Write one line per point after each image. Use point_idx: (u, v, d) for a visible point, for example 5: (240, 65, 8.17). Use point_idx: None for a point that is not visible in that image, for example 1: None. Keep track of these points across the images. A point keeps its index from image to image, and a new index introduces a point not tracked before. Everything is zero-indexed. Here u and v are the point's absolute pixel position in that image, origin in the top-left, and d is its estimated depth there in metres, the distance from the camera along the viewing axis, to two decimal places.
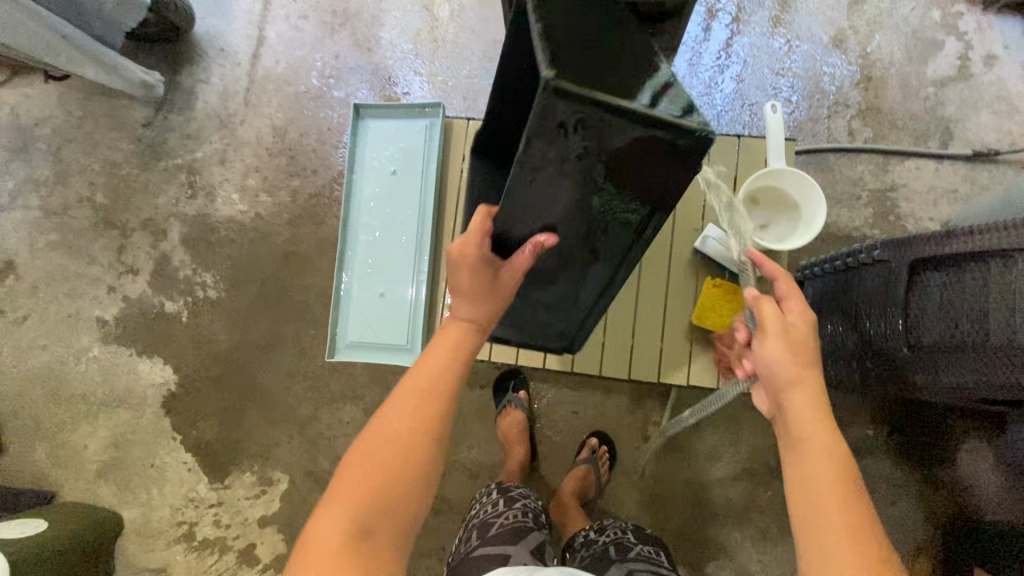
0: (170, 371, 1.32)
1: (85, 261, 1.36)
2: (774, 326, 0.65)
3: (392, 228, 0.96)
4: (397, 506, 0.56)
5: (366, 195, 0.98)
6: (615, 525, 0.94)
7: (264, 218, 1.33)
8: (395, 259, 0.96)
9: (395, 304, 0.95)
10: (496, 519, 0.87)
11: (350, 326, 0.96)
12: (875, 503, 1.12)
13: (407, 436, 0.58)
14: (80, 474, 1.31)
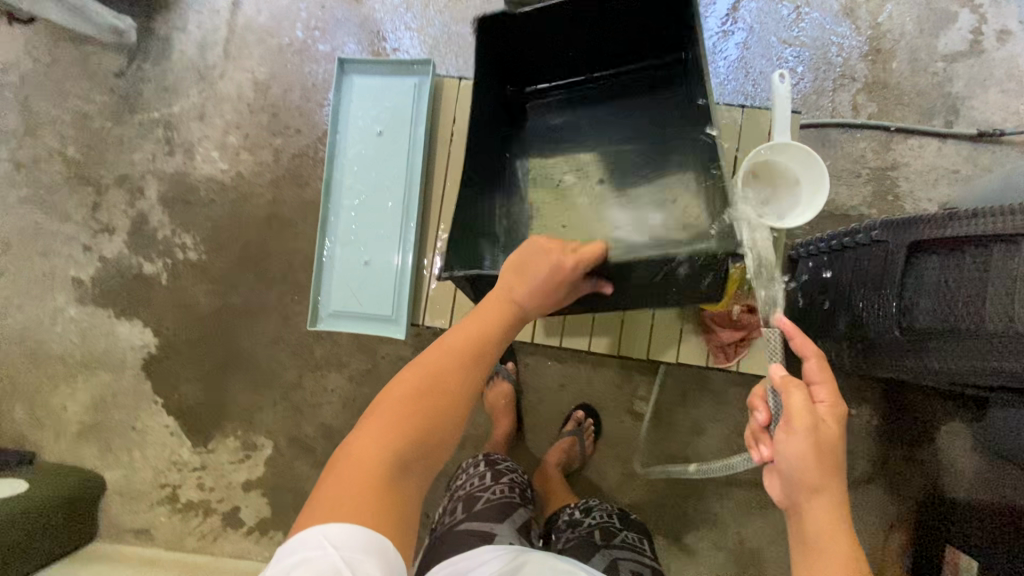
0: (150, 334, 1.29)
1: (58, 218, 1.31)
2: (804, 419, 0.60)
3: (377, 194, 0.92)
4: (428, 445, 0.59)
5: (350, 157, 0.93)
6: (601, 507, 0.97)
7: (246, 177, 1.28)
8: (380, 226, 0.92)
9: (380, 273, 0.92)
10: (483, 493, 0.87)
11: (333, 295, 0.93)
12: (852, 480, 1.14)
13: (443, 388, 0.62)
14: (61, 435, 1.29)
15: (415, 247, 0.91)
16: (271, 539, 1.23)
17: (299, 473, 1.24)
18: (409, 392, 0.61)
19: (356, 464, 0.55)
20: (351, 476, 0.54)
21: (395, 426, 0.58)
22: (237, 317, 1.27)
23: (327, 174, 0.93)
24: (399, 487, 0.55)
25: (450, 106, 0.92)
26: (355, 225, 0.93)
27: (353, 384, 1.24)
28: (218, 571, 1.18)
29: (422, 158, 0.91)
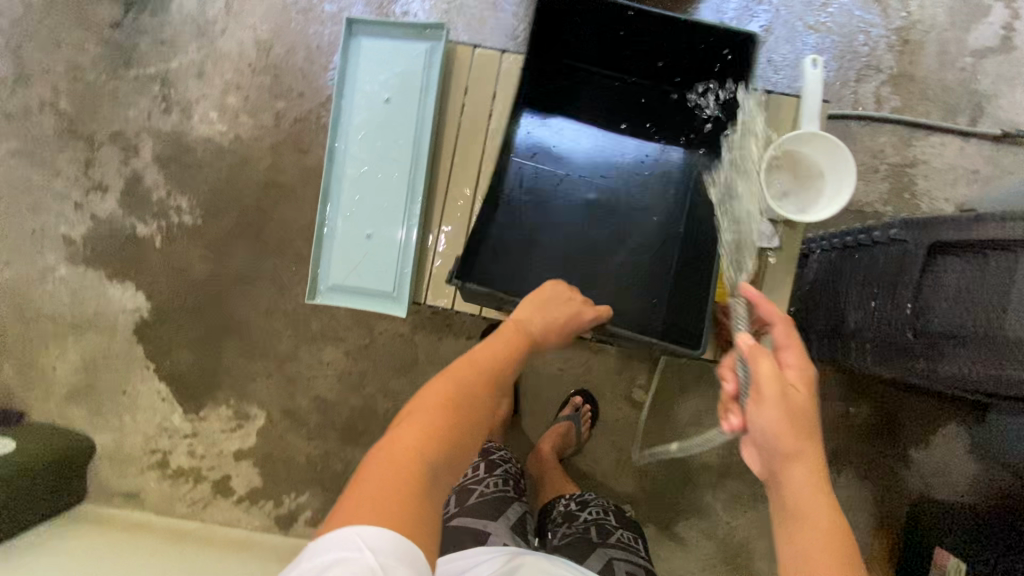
0: (143, 298, 1.26)
1: (49, 174, 1.26)
2: (772, 386, 0.60)
3: (382, 165, 0.89)
4: (458, 455, 0.57)
5: (356, 125, 0.89)
6: (597, 503, 0.97)
7: (245, 141, 1.23)
8: (383, 199, 0.89)
9: (382, 249, 0.89)
10: (476, 486, 0.87)
11: (333, 268, 0.90)
12: (846, 477, 1.14)
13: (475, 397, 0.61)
14: (50, 395, 1.28)
15: (419, 223, 0.88)
16: (262, 508, 1.24)
17: (292, 445, 1.23)
18: (441, 399, 0.59)
19: (391, 462, 0.53)
20: (385, 472, 0.52)
21: (431, 426, 0.56)
22: (232, 285, 1.24)
23: (330, 141, 0.90)
24: (430, 491, 0.52)
25: (462, 75, 0.88)
26: (358, 196, 0.90)
27: (349, 359, 1.22)
28: (208, 538, 1.18)
29: (430, 129, 0.87)
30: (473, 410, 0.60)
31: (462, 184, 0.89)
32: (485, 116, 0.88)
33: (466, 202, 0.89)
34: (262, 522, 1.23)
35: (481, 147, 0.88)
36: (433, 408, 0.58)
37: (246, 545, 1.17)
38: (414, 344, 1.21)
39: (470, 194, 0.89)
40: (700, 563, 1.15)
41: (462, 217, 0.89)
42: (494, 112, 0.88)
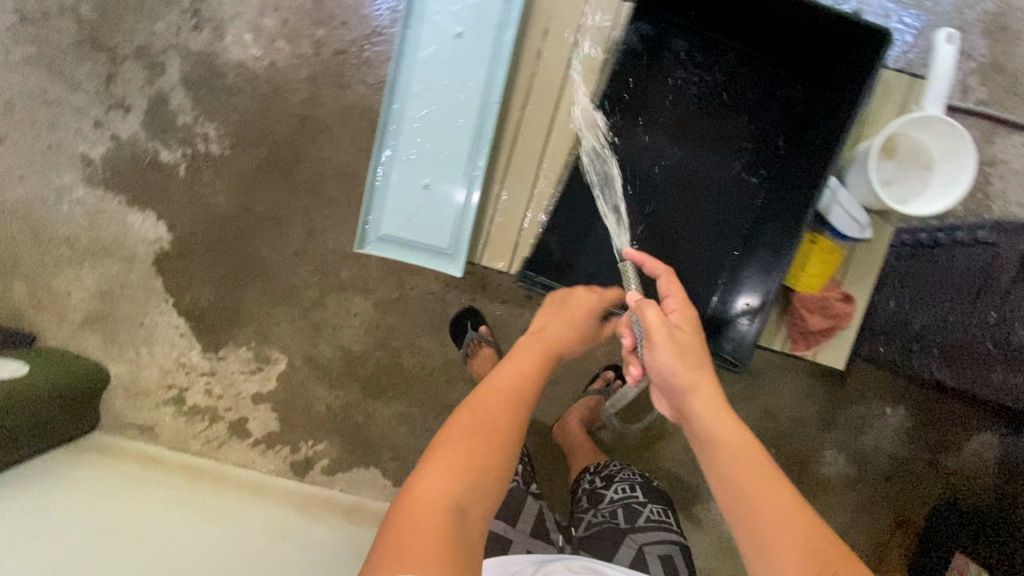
0: (164, 229, 1.20)
1: (67, 86, 1.18)
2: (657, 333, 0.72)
3: (446, 114, 0.86)
4: (483, 489, 0.58)
5: (421, 65, 0.85)
6: (623, 477, 0.95)
7: (281, 69, 1.15)
8: (444, 150, 0.86)
9: (439, 203, 0.87)
10: None
11: (386, 217, 0.88)
12: (872, 477, 1.13)
13: (494, 418, 0.63)
14: (64, 320, 1.23)
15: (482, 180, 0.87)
16: (278, 452, 1.22)
17: (312, 393, 1.20)
18: (459, 439, 0.60)
19: (419, 517, 0.53)
20: (410, 523, 0.53)
21: (452, 468, 0.57)
22: (258, 223, 1.18)
23: (388, 81, 0.84)
24: (458, 536, 0.53)
25: (538, 32, 0.87)
26: (415, 144, 0.86)
27: (377, 312, 1.18)
28: (223, 478, 1.17)
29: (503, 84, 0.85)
30: (495, 428, 0.62)
31: (529, 147, 0.90)
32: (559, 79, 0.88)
33: (531, 165, 0.90)
34: (277, 467, 1.22)
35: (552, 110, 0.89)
36: (453, 451, 0.59)
37: (262, 488, 1.16)
38: (446, 302, 1.17)
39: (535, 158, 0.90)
40: (714, 545, 1.15)
41: (527, 182, 0.91)
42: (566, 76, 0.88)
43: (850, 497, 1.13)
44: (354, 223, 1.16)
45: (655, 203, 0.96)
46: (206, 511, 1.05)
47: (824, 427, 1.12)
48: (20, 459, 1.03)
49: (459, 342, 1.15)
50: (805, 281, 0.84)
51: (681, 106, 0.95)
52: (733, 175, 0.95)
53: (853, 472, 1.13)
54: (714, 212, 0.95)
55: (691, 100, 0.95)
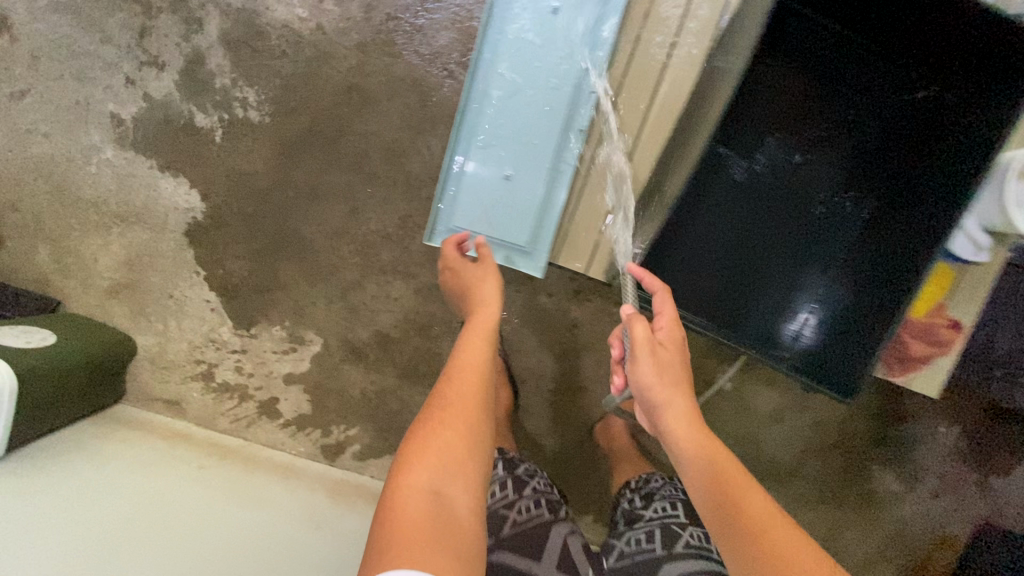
0: (197, 198, 1.14)
1: (98, 39, 1.10)
2: (643, 350, 0.72)
3: (529, 113, 0.88)
4: (463, 474, 0.63)
5: (511, 51, 0.87)
6: (663, 493, 0.89)
7: (328, 33, 1.07)
8: (526, 151, 0.89)
9: (518, 203, 0.90)
10: (507, 511, 0.85)
11: (463, 205, 0.91)
12: (916, 493, 1.11)
13: (460, 405, 0.69)
14: (89, 287, 1.18)
15: (564, 180, 0.89)
16: (309, 435, 1.19)
17: (347, 376, 1.17)
18: (434, 432, 0.65)
19: (408, 514, 0.58)
20: (403, 528, 0.56)
21: (431, 460, 0.63)
22: (297, 198, 1.12)
23: (468, 84, 0.88)
24: (450, 528, 0.58)
25: (634, 25, 0.86)
26: (494, 144, 0.89)
27: (418, 297, 1.13)
28: (252, 459, 1.14)
29: (596, 78, 0.86)
30: (463, 413, 0.68)
31: (616, 144, 0.89)
32: (654, 78, 0.86)
33: (617, 165, 0.89)
34: (307, 449, 1.19)
35: (645, 110, 0.87)
36: (431, 443, 0.64)
37: (293, 471, 1.13)
38: None
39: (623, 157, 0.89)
40: None
41: (610, 182, 0.90)
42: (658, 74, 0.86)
43: (892, 512, 1.11)
44: (398, 204, 1.10)
45: (722, 227, 0.81)
46: (236, 493, 1.02)
47: (873, 442, 1.10)
48: (41, 431, 0.99)
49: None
50: (917, 306, 0.87)
51: (781, 100, 0.77)
52: (823, 201, 0.79)
53: (899, 487, 1.10)
54: (792, 234, 0.81)
55: (794, 93, 0.77)
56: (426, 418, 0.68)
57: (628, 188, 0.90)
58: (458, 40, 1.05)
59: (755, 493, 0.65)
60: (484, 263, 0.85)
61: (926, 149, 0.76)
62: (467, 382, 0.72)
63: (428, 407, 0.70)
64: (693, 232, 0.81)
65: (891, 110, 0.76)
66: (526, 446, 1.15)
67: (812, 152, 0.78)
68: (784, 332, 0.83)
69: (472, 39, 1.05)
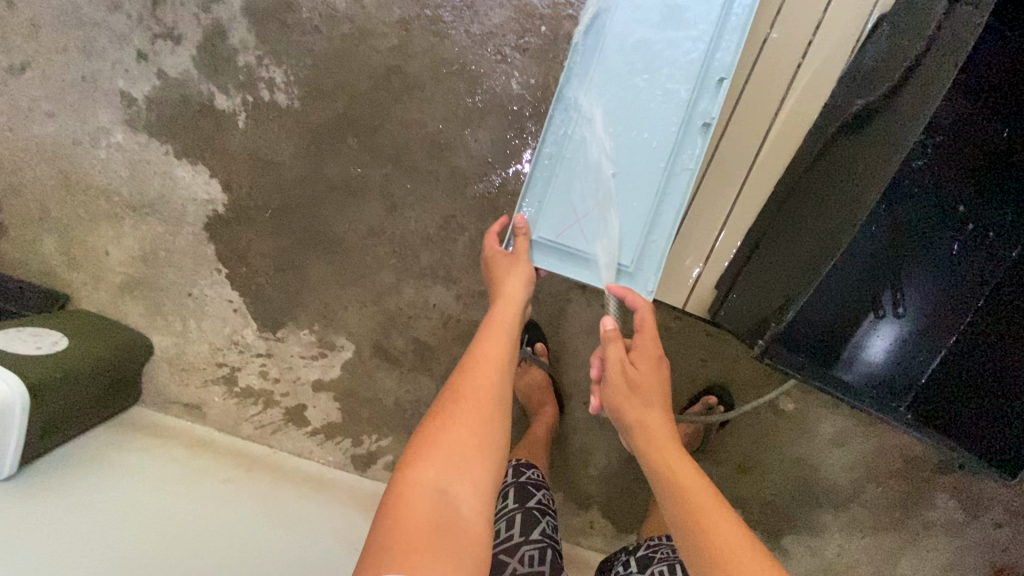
0: (218, 189, 1.04)
1: (108, 7, 1.00)
2: (614, 368, 0.68)
3: (642, 106, 0.71)
4: (473, 470, 0.53)
5: (620, 25, 0.71)
6: (661, 557, 0.72)
7: (366, 7, 0.96)
8: (637, 150, 0.72)
9: (624, 213, 0.72)
10: (506, 556, 0.68)
11: (552, 214, 0.74)
12: (981, 523, 1.04)
13: (472, 396, 0.59)
14: (100, 282, 1.09)
15: (681, 188, 0.72)
16: (338, 444, 1.12)
17: (380, 384, 1.09)
18: (443, 428, 0.56)
19: (411, 515, 0.49)
20: (405, 524, 0.48)
21: (438, 455, 0.53)
22: (329, 192, 1.03)
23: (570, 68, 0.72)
24: (446, 539, 0.47)
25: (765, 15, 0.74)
26: (598, 139, 0.72)
27: (460, 304, 1.04)
28: (279, 470, 1.07)
29: (729, 57, 0.69)
30: (473, 408, 0.58)
31: (735, 162, 0.79)
32: (781, 88, 0.76)
33: (732, 187, 0.80)
34: (336, 459, 1.12)
35: (768, 123, 0.77)
36: (439, 438, 0.55)
37: (323, 483, 1.07)
38: (538, 301, 1.03)
39: (739, 175, 0.80)
40: None
41: (725, 204, 0.81)
42: (759, 70, 0.76)
43: (954, 542, 1.05)
44: (441, 201, 1.01)
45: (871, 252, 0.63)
46: (269, 510, 0.94)
47: (939, 470, 1.03)
48: (53, 442, 0.92)
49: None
50: None
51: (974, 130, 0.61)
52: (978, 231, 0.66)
53: (962, 516, 1.04)
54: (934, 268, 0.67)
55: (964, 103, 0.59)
56: (436, 407, 0.59)
57: (741, 210, 0.81)
58: (513, 19, 0.95)
59: (759, 556, 0.49)
60: (518, 262, 0.73)
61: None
62: (488, 373, 0.62)
63: (442, 393, 0.61)
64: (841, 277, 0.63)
65: None
66: (569, 464, 1.08)
67: (977, 185, 0.63)
68: (874, 354, 0.70)
69: (530, 17, 0.95)
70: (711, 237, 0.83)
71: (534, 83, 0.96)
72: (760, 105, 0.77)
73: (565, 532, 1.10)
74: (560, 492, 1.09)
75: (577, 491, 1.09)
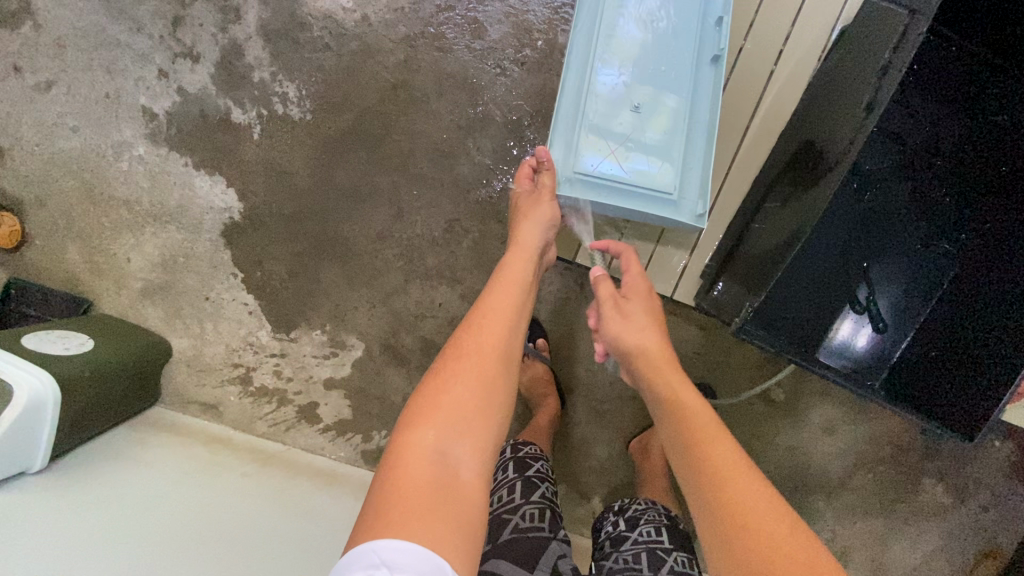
0: (234, 197, 1.10)
1: (130, 28, 1.06)
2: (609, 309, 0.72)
3: (654, 43, 0.75)
4: (470, 427, 0.57)
5: None
6: (647, 518, 0.78)
7: (373, 25, 1.03)
8: (662, 81, 0.75)
9: (661, 139, 0.75)
10: (511, 516, 0.73)
11: (586, 151, 0.75)
12: (968, 507, 1.09)
13: (474, 356, 0.62)
14: (121, 288, 1.14)
15: (709, 112, 0.75)
16: (349, 440, 1.17)
17: (390, 382, 1.14)
18: (444, 389, 0.59)
19: (409, 475, 0.53)
20: (404, 484, 0.52)
21: (437, 417, 0.57)
22: (340, 199, 1.09)
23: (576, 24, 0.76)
24: (442, 496, 0.52)
25: (741, 23, 0.81)
26: (621, 77, 0.75)
27: (464, 303, 1.10)
28: (294, 464, 1.11)
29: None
30: (473, 368, 0.61)
31: (718, 158, 0.85)
32: (758, 86, 0.82)
33: (717, 180, 0.86)
34: (347, 454, 1.17)
35: (748, 119, 0.83)
36: (439, 400, 0.58)
37: (336, 476, 1.11)
38: (540, 299, 1.09)
39: (723, 171, 0.85)
40: None
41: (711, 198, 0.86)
42: (737, 74, 0.82)
43: (942, 525, 1.09)
44: (445, 206, 1.07)
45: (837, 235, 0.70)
46: (287, 501, 0.99)
47: (925, 456, 1.08)
48: (79, 438, 0.96)
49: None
50: None
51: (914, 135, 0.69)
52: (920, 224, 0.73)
53: (950, 500, 1.09)
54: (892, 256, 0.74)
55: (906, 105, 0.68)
56: (438, 367, 0.62)
57: (725, 205, 0.87)
58: (510, 34, 1.02)
59: (751, 479, 0.55)
60: (536, 209, 0.77)
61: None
62: (490, 330, 0.65)
63: (445, 351, 0.64)
64: (814, 255, 0.69)
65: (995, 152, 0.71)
66: (572, 455, 1.13)
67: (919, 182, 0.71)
68: (858, 346, 0.76)
69: (528, 33, 1.01)
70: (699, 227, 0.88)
71: (532, 93, 1.03)
72: (740, 106, 0.83)
73: (568, 522, 1.14)
74: (563, 483, 1.14)
75: (580, 481, 1.13)
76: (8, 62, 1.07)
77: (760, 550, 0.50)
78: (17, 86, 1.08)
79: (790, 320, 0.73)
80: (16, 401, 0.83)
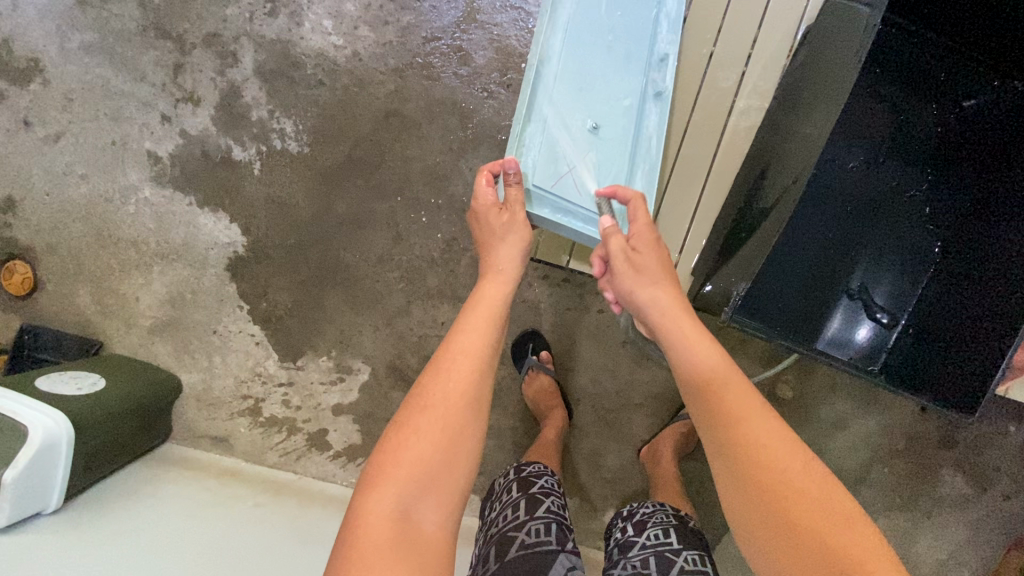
0: (238, 232, 1.13)
1: (133, 77, 1.11)
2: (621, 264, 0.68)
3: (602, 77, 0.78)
4: (439, 483, 0.56)
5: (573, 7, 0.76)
6: (655, 521, 0.77)
7: (363, 60, 1.08)
8: (607, 115, 0.78)
9: (605, 168, 0.78)
10: (517, 533, 0.72)
11: (542, 163, 0.74)
12: (990, 496, 1.07)
13: (440, 406, 0.59)
14: (132, 327, 1.17)
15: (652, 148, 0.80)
16: (360, 466, 1.17)
17: (397, 403, 1.15)
18: (406, 443, 0.57)
19: (371, 537, 0.51)
20: (366, 554, 0.50)
21: (399, 476, 0.54)
22: (340, 226, 1.12)
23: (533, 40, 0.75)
24: (401, 560, 0.51)
25: (710, 22, 0.80)
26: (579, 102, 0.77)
27: None
28: (305, 492, 1.11)
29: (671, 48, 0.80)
30: (439, 418, 0.58)
31: (696, 161, 0.84)
32: (731, 87, 0.81)
33: (698, 180, 0.85)
34: None
35: (722, 123, 0.83)
36: (400, 456, 0.56)
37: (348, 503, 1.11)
38: (540, 312, 1.10)
39: (703, 172, 0.85)
40: None
41: (693, 197, 0.86)
42: (709, 71, 0.81)
43: (967, 517, 1.07)
44: (442, 226, 1.10)
45: (814, 228, 0.77)
46: (299, 528, 0.98)
47: (940, 446, 1.07)
48: (92, 479, 0.97)
49: (518, 368, 1.10)
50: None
51: (872, 130, 0.79)
52: (890, 211, 0.81)
53: (971, 491, 1.07)
54: (874, 248, 0.82)
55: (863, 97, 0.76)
56: (400, 417, 0.59)
57: (709, 204, 0.86)
58: (496, 59, 1.06)
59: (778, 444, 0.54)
60: (495, 228, 0.72)
61: (1016, 160, 0.75)
62: (458, 372, 0.61)
63: (408, 401, 0.60)
64: (793, 238, 0.74)
65: (953, 140, 0.80)
66: (583, 467, 1.12)
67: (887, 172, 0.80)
68: (858, 339, 0.83)
69: (511, 57, 1.06)
70: (679, 239, 0.88)
71: None
72: (720, 106, 0.82)
73: (583, 535, 1.13)
74: (575, 497, 1.13)
75: (592, 493, 1.12)
76: (19, 117, 1.12)
77: (788, 516, 0.50)
78: (27, 139, 1.13)
79: (783, 310, 0.77)
80: (31, 441, 0.83)
